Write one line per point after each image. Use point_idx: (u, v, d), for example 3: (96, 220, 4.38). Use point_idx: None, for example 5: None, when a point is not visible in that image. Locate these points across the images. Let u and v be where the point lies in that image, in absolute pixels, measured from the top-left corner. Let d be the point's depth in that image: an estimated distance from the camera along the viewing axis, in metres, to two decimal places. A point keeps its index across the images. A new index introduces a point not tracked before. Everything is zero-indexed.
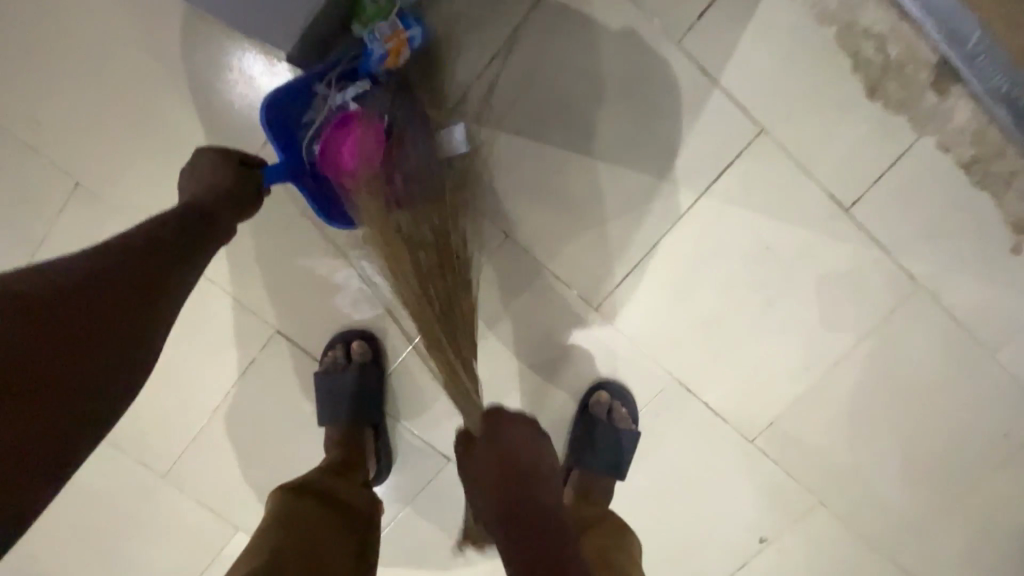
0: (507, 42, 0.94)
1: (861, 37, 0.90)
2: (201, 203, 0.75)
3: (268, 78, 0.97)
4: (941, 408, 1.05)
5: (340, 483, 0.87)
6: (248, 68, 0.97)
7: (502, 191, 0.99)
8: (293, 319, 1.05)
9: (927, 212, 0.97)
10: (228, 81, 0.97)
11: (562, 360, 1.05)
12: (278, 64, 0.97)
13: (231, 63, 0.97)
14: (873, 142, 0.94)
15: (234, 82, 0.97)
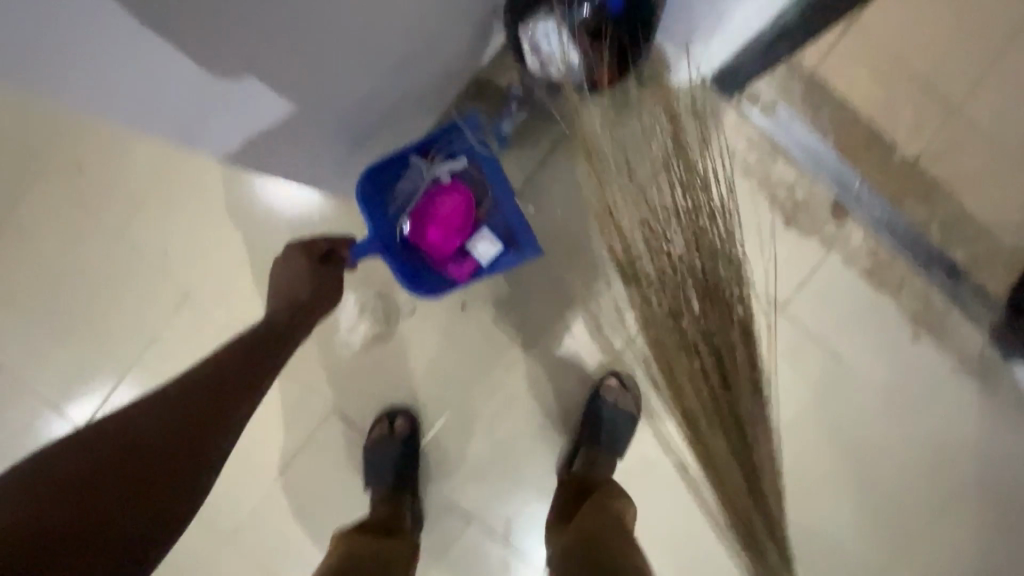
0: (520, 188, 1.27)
1: (776, 185, 1.23)
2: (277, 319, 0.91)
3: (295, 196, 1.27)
4: (877, 465, 1.28)
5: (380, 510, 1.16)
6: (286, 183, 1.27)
7: (515, 297, 1.28)
8: (346, 400, 1.29)
9: (844, 308, 1.26)
10: (267, 197, 1.27)
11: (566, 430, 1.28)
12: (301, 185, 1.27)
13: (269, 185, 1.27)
14: (794, 257, 1.25)
15: (271, 198, 1.27)
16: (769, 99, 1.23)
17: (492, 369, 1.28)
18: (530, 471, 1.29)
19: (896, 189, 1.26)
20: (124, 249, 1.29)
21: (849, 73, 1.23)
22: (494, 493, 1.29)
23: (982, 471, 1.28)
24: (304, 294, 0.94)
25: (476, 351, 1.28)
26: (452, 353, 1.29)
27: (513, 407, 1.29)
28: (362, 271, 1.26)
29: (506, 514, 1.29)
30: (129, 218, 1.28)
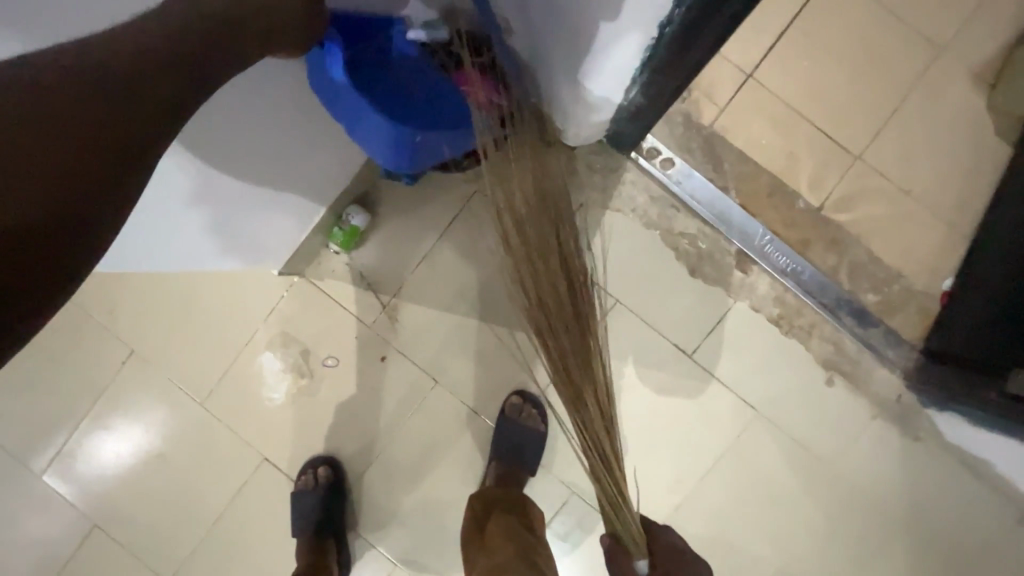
0: (432, 248, 1.32)
1: (678, 237, 1.27)
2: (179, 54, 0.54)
3: None
4: (794, 511, 1.28)
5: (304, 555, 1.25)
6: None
7: (434, 349, 1.33)
8: (277, 451, 1.36)
9: (754, 354, 1.28)
10: None
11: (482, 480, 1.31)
12: None
13: None
14: (700, 307, 1.28)
15: None
16: (667, 156, 1.27)
17: (413, 418, 1.34)
18: (450, 518, 1.34)
19: (802, 237, 1.28)
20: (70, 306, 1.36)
21: (748, 128, 1.28)
22: (416, 538, 1.34)
23: (907, 517, 1.26)
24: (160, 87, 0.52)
25: (398, 401, 1.34)
26: (374, 405, 1.34)
27: (433, 454, 1.34)
28: (289, 328, 1.35)
29: (427, 559, 1.34)
30: None
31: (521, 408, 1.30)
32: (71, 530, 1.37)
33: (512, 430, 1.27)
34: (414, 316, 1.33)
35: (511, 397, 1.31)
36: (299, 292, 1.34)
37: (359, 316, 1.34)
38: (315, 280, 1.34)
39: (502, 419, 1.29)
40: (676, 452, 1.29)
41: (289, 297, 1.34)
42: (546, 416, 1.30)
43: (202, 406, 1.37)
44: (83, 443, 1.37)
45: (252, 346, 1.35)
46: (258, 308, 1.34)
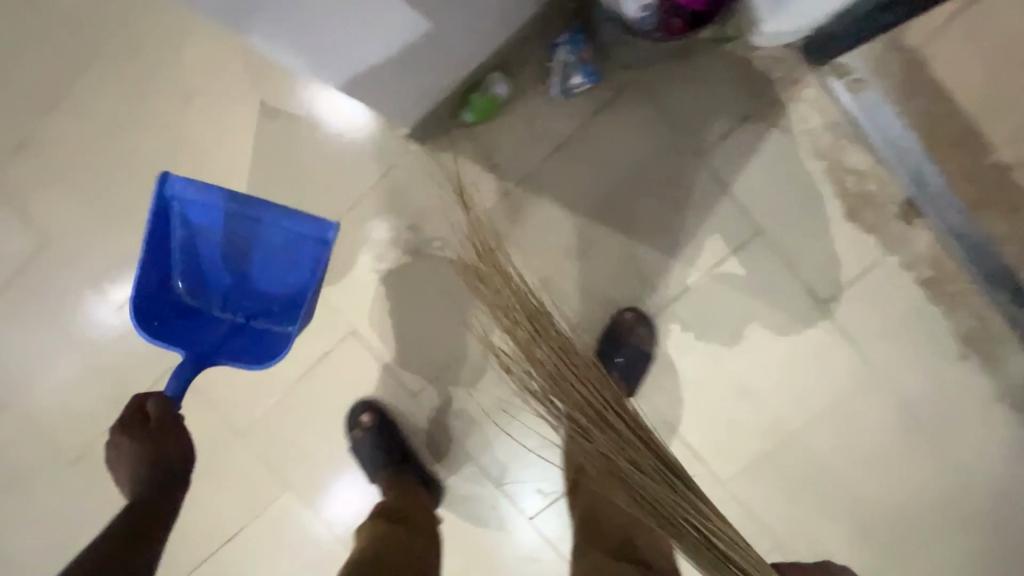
0: (568, 139, 1.20)
1: (844, 173, 1.14)
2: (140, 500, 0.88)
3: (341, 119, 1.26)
4: (885, 480, 1.25)
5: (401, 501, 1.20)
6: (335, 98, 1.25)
7: (549, 249, 1.24)
8: (366, 326, 1.31)
9: (889, 315, 1.19)
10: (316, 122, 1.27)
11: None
12: (342, 112, 1.26)
13: (311, 110, 1.26)
14: (846, 255, 1.18)
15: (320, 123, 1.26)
16: (859, 76, 1.11)
17: (513, 318, 1.27)
18: (533, 422, 1.32)
19: (979, 196, 1.15)
20: (170, 141, 1.30)
21: (956, 60, 1.11)
22: (494, 437, 1.34)
23: (1008, 509, 1.21)
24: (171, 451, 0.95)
25: (501, 298, 1.27)
26: (473, 297, 1.27)
27: None
28: (399, 199, 1.25)
29: (501, 460, 1.34)
30: (179, 111, 1.29)
31: (637, 330, 1.21)
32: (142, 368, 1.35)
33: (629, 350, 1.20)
34: (534, 210, 1.23)
35: (625, 313, 1.22)
36: (419, 161, 1.24)
37: (475, 198, 1.23)
38: (437, 152, 1.23)
39: (613, 334, 1.21)
40: (777, 402, 1.25)
41: (406, 165, 1.24)
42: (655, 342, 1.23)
43: None
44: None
45: (353, 214, 1.27)
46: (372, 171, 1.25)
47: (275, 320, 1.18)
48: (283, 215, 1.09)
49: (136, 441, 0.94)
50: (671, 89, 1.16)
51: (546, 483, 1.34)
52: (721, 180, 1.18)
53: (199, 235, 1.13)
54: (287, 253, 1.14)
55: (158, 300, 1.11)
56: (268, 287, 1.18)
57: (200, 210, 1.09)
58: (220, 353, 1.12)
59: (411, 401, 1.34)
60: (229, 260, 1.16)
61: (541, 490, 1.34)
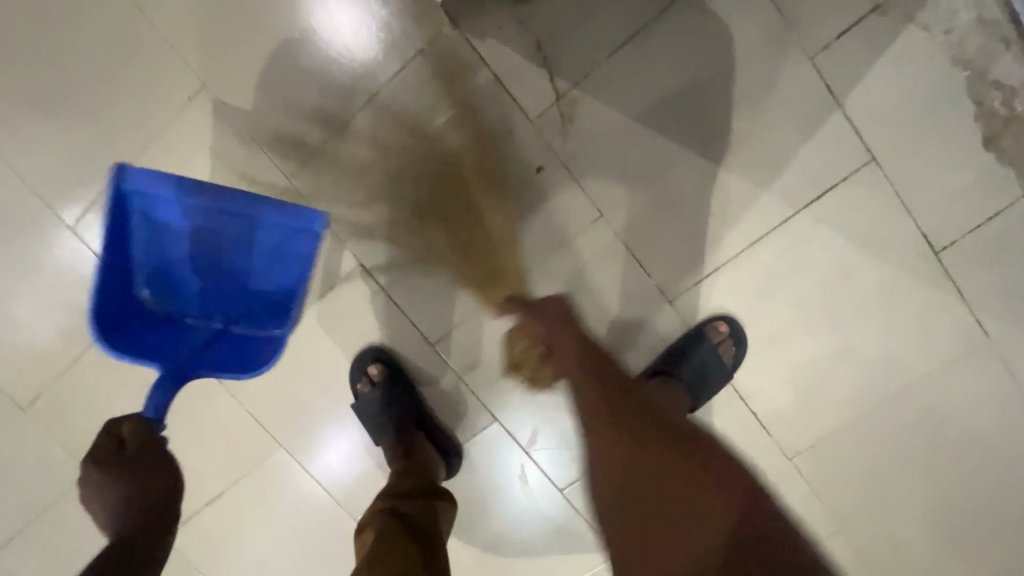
0: (642, 29, 0.94)
1: (990, 87, 0.91)
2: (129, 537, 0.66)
3: (363, 18, 0.99)
4: (979, 461, 1.08)
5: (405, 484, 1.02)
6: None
7: (606, 172, 1.00)
8: (376, 258, 1.08)
9: (1014, 270, 0.99)
10: (327, 15, 1.00)
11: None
12: (372, 8, 0.99)
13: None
14: (976, 193, 0.95)
15: (333, 18, 1.00)
16: None
17: (557, 256, 1.05)
18: (572, 381, 1.12)
19: None
20: (129, 15, 1.03)
21: None
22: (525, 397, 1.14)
23: None
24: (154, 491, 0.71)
25: (544, 229, 1.04)
26: (510, 228, 1.05)
27: (570, 306, 1.07)
28: (422, 100, 1.00)
29: (531, 423, 1.16)
30: None
31: (722, 339, 1.02)
32: None
33: (709, 358, 1.01)
34: (592, 122, 0.98)
35: (716, 323, 1.03)
36: (450, 46, 0.97)
37: (520, 102, 0.99)
38: (474, 37, 0.97)
39: (695, 340, 1.03)
40: (864, 369, 1.05)
41: (430, 55, 0.98)
42: (739, 359, 1.04)
43: (286, 182, 1.05)
44: (98, 235, 1.12)
45: (365, 116, 1.02)
46: (388, 62, 1.00)
47: (262, 321, 0.96)
48: (270, 208, 0.84)
49: (116, 480, 0.70)
50: None
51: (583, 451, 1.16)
52: (835, 88, 0.93)
53: (168, 237, 0.88)
54: (274, 261, 0.92)
55: (120, 312, 0.87)
56: (241, 295, 0.95)
57: (154, 216, 0.85)
58: (190, 366, 0.89)
59: (429, 351, 1.13)
60: (184, 262, 0.91)
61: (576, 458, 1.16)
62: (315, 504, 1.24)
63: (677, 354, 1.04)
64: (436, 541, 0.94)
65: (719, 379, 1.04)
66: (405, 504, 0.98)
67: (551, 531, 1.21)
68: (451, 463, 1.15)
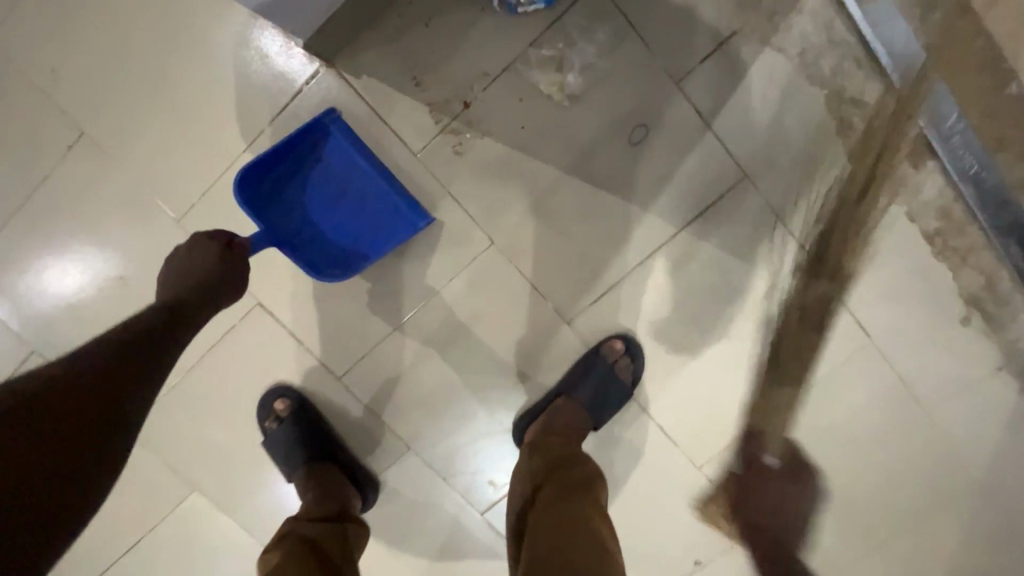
0: (515, 60, 0.97)
1: (847, 103, 0.95)
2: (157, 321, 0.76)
3: (284, 59, 1.00)
4: (875, 458, 1.12)
5: (318, 508, 1.02)
6: (245, 32, 1.00)
7: (494, 201, 1.02)
8: (275, 296, 1.10)
9: (890, 273, 1.03)
10: (244, 54, 1.01)
11: (521, 435, 1.12)
12: (294, 47, 1.00)
13: (250, 39, 1.00)
14: (846, 203, 0.99)
15: (250, 56, 1.01)
16: None
17: (455, 282, 1.06)
18: (482, 406, 1.13)
19: (999, 133, 0.97)
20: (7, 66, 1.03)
21: None
22: (437, 425, 1.14)
23: (999, 480, 1.12)
24: (217, 276, 0.85)
25: (440, 257, 1.06)
26: (406, 260, 1.06)
27: (473, 331, 1.09)
28: None
29: (447, 450, 1.16)
30: (15, 25, 1.02)
31: (618, 356, 1.05)
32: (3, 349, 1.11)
33: (605, 377, 1.04)
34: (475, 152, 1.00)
35: (612, 340, 1.05)
36: (325, 88, 1.00)
37: (403, 136, 1.00)
38: (350, 76, 0.99)
39: (594, 360, 1.05)
40: (759, 376, 1.09)
41: (311, 93, 1.00)
42: (639, 373, 1.07)
43: (176, 225, 1.06)
44: None
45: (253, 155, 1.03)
46: (271, 102, 1.01)
47: (330, 261, 1.02)
48: (401, 193, 1.00)
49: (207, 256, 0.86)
50: None
51: (499, 473, 1.17)
52: (703, 109, 0.96)
53: (313, 162, 0.99)
54: (376, 233, 1.02)
55: (252, 171, 0.93)
56: (313, 223, 1.01)
57: (350, 167, 1.00)
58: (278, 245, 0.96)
59: (337, 384, 1.13)
60: (329, 202, 1.00)
61: (494, 482, 1.17)
62: (235, 547, 1.21)
63: (575, 373, 1.07)
64: (339, 566, 0.92)
65: (619, 396, 1.07)
66: (312, 531, 0.96)
67: (476, 559, 1.21)
68: (367, 493, 1.15)
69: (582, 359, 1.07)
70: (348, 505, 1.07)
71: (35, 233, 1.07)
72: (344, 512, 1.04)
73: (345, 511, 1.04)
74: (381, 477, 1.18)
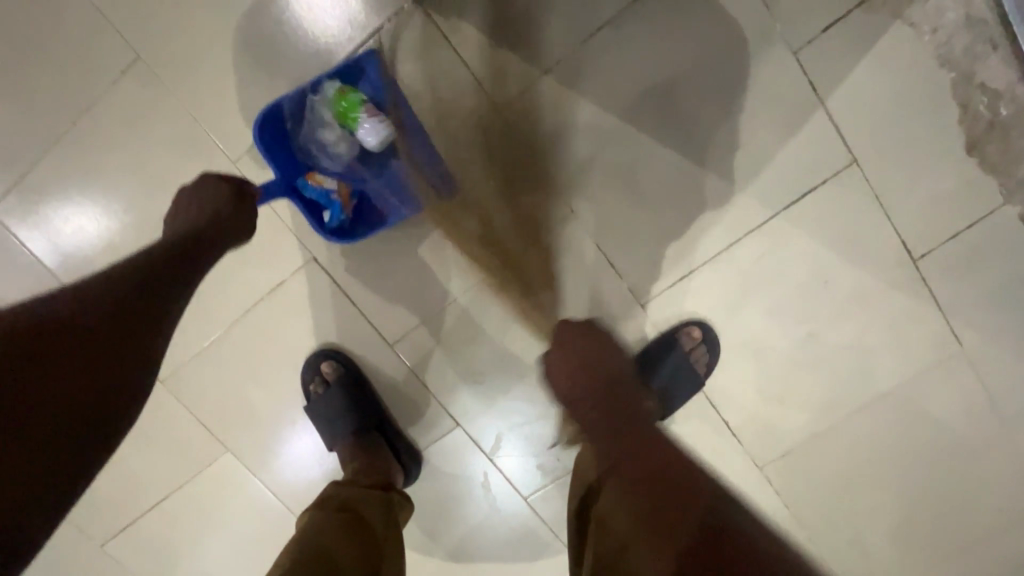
0: (615, 17, 0.90)
1: (975, 89, 0.87)
2: (184, 239, 0.73)
3: None
4: (948, 474, 1.06)
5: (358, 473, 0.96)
6: None
7: (578, 167, 0.95)
8: (328, 252, 1.03)
9: (992, 280, 0.97)
10: None
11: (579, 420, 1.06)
12: None
13: None
14: (957, 199, 0.92)
15: None
16: None
17: (526, 252, 0.99)
18: (539, 385, 1.06)
19: None
20: None
21: None
22: (488, 401, 1.08)
23: None
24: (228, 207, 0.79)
25: (512, 223, 0.98)
26: (475, 224, 0.99)
27: (539, 306, 1.02)
28: None
29: (496, 427, 1.10)
30: None
31: (695, 344, 0.99)
32: (34, 287, 1.04)
33: (679, 364, 0.97)
34: (565, 112, 0.94)
35: (690, 327, 0.99)
36: (411, 31, 0.93)
37: (487, 88, 0.94)
38: (438, 19, 0.93)
39: (668, 348, 0.99)
40: (835, 379, 1.02)
41: (396, 35, 0.93)
42: (713, 365, 1.01)
43: (234, 167, 0.98)
44: (11, 217, 1.01)
45: None
46: (348, 37, 0.94)
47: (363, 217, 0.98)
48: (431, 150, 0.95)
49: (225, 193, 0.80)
50: None
51: (548, 456, 1.11)
52: (818, 83, 0.89)
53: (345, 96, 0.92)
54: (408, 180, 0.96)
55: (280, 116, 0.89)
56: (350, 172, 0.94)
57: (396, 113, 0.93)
58: (292, 193, 0.91)
59: (387, 351, 1.07)
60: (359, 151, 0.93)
61: (541, 465, 1.11)
62: (263, 513, 1.15)
63: (644, 357, 1.00)
64: (370, 530, 0.85)
65: (690, 386, 1.00)
66: (349, 492, 0.90)
67: (515, 544, 1.15)
68: (410, 467, 1.08)
69: (654, 344, 1.00)
70: (390, 471, 1.01)
71: (77, 162, 0.99)
72: (385, 477, 0.98)
73: (386, 477, 0.99)
74: (424, 452, 1.12)
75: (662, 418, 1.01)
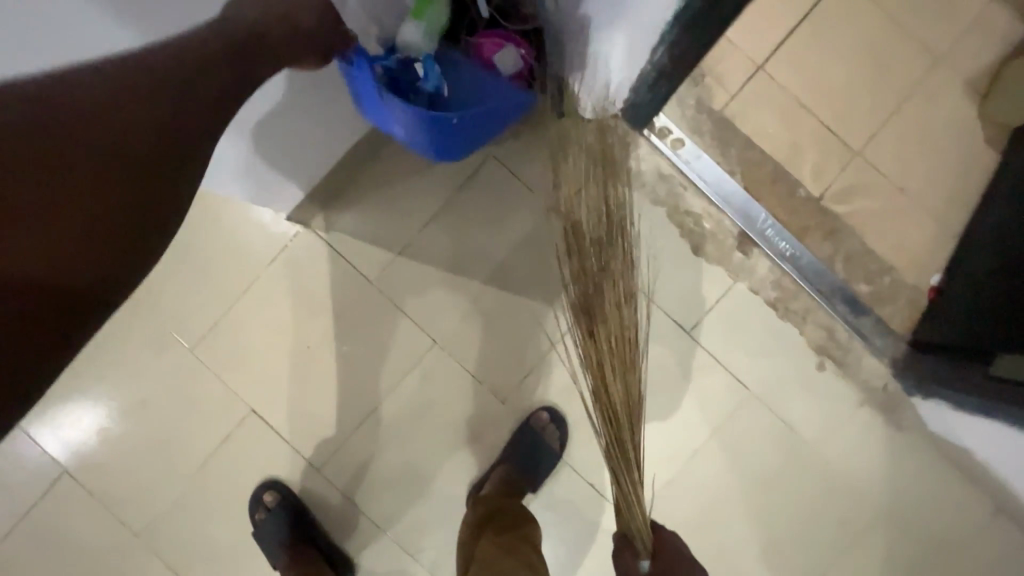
0: (441, 209, 1.32)
1: (683, 215, 1.30)
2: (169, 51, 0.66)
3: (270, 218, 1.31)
4: (782, 495, 1.31)
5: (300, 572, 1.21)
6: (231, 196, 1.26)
7: (436, 310, 1.33)
8: (264, 404, 1.34)
9: (750, 336, 1.31)
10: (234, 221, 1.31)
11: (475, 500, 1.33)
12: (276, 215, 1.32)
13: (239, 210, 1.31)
14: (701, 285, 1.31)
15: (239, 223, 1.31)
16: (678, 136, 1.31)
17: (412, 377, 1.33)
18: (441, 481, 1.33)
19: (801, 225, 1.32)
20: None
21: (756, 117, 1.33)
22: (403, 502, 1.33)
23: (890, 506, 1.30)
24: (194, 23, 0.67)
25: (397, 357, 1.33)
26: (371, 363, 1.33)
27: (430, 416, 1.33)
28: (288, 281, 1.33)
29: (414, 525, 1.33)
30: None
31: (545, 424, 1.30)
32: (42, 471, 1.32)
33: (534, 442, 1.28)
34: (420, 276, 1.32)
35: (539, 412, 1.31)
36: (303, 243, 1.32)
37: (361, 269, 1.32)
38: (320, 232, 1.32)
39: (525, 431, 1.30)
40: (665, 433, 1.31)
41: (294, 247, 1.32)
42: (564, 438, 1.31)
43: (190, 352, 1.33)
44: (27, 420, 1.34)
45: (247, 295, 1.33)
46: (261, 255, 1.32)
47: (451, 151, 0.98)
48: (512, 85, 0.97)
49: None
50: (528, 157, 1.31)
51: None
52: None
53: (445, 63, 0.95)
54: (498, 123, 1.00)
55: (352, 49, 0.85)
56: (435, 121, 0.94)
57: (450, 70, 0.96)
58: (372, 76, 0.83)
59: (318, 475, 1.34)
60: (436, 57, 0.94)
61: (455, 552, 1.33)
62: None
63: (511, 440, 1.31)
64: None
65: (548, 457, 1.30)
66: None
67: None
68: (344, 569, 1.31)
69: (516, 429, 1.31)
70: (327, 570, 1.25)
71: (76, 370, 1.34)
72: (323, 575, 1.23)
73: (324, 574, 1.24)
74: (358, 559, 1.34)
75: (534, 487, 1.29)
